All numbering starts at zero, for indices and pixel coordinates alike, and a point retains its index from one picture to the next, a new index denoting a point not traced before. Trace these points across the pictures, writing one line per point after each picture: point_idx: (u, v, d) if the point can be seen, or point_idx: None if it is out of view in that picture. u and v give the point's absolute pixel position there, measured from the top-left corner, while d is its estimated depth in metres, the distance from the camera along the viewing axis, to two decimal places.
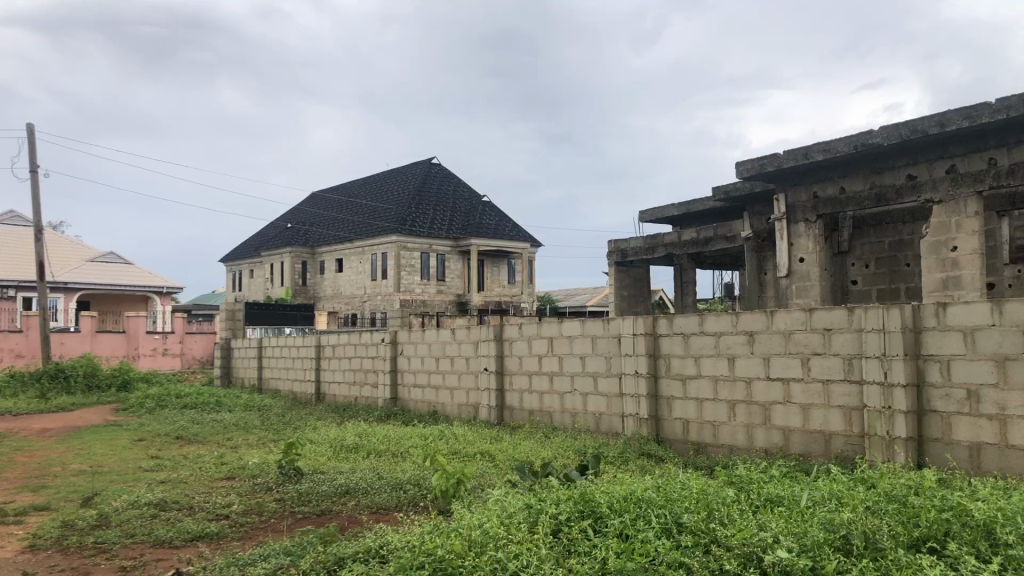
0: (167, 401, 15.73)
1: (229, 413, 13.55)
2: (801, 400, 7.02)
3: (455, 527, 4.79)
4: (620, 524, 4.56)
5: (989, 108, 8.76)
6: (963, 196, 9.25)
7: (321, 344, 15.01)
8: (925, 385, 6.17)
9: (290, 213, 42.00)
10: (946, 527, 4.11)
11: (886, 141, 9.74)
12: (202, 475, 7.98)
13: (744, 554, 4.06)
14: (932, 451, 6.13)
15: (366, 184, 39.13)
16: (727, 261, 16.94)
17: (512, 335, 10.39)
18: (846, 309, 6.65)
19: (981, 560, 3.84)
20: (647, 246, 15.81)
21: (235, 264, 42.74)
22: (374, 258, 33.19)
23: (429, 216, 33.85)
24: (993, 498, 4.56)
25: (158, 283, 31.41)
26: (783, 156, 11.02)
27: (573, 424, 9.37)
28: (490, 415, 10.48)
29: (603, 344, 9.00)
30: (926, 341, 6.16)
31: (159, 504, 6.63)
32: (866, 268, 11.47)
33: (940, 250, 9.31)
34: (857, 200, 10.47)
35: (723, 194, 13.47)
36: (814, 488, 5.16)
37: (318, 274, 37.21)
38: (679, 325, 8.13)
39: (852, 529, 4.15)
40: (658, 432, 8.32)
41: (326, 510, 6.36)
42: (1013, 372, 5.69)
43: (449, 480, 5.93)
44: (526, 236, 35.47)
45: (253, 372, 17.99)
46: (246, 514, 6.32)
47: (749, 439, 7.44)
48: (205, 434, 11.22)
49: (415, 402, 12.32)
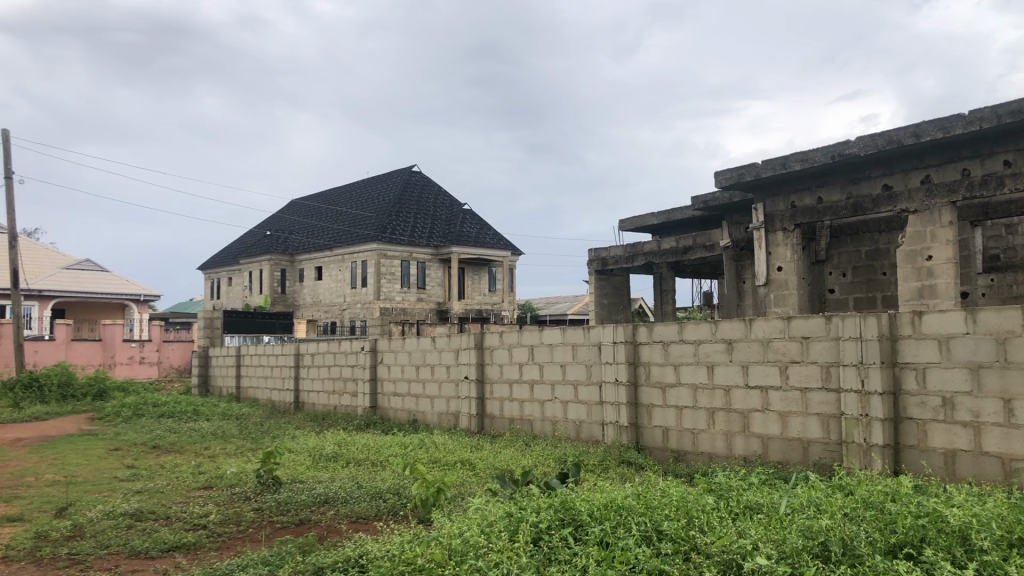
0: (144, 410, 15.56)
1: (206, 422, 13.45)
2: (779, 408, 7.07)
3: (435, 536, 4.78)
4: (600, 532, 4.57)
5: (963, 119, 8.89)
6: (937, 206, 9.41)
7: (300, 352, 14.93)
8: (901, 393, 6.24)
9: (268, 220, 41.76)
10: (921, 533, 4.15)
11: (863, 151, 9.83)
12: (180, 485, 7.90)
13: (724, 561, 4.08)
14: (908, 458, 6.19)
15: (346, 191, 38.98)
16: (707, 270, 17.04)
17: (493, 343, 10.38)
18: (823, 318, 6.72)
19: (957, 566, 3.88)
20: (627, 254, 15.87)
21: (213, 272, 42.45)
22: (354, 266, 33.04)
23: (410, 224, 33.78)
24: (967, 504, 4.61)
25: (135, 292, 31.09)
26: (760, 165, 11.10)
27: (553, 432, 9.37)
28: (471, 424, 10.47)
29: (583, 352, 9.01)
30: (902, 350, 6.24)
31: (136, 515, 6.56)
32: (844, 277, 11.59)
33: (916, 259, 9.47)
34: (834, 210, 10.58)
35: (703, 203, 13.56)
36: (792, 495, 5.18)
37: (297, 282, 37.01)
38: (659, 333, 8.18)
39: (830, 536, 4.18)
40: (637, 440, 8.35)
41: (306, 519, 6.32)
42: (986, 380, 5.77)
43: (429, 489, 5.92)
44: (506, 245, 35.46)
45: (231, 381, 17.85)
46: (223, 524, 6.26)
47: (728, 447, 7.48)
48: (182, 443, 11.11)
49: (395, 411, 12.27)
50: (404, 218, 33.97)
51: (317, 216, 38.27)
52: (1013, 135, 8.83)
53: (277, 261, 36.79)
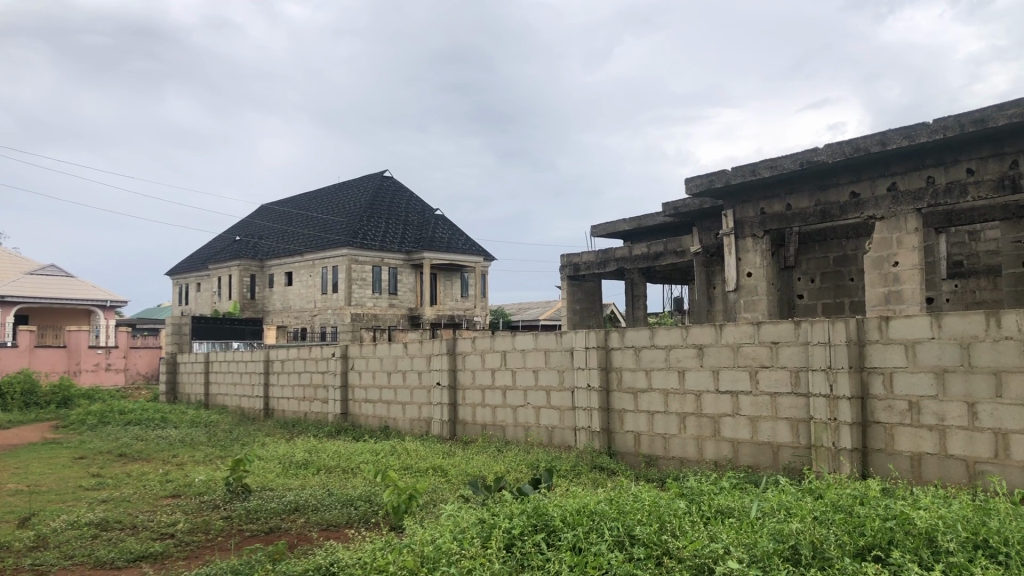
0: (110, 417, 15.29)
1: (174, 430, 13.26)
2: (749, 413, 7.12)
3: (407, 543, 4.76)
4: (573, 537, 4.56)
5: (927, 128, 9.04)
6: (903, 213, 9.58)
7: (269, 358, 14.79)
8: (868, 398, 6.32)
9: (238, 225, 41.39)
10: (889, 535, 4.21)
11: (831, 159, 9.94)
12: (146, 493, 7.77)
13: (696, 565, 4.10)
14: (877, 462, 6.27)
15: (316, 196, 38.72)
16: (678, 275, 17.15)
17: (465, 349, 10.35)
18: (792, 323, 6.78)
19: (924, 567, 3.94)
20: (599, 260, 15.93)
21: (181, 277, 41.95)
22: (325, 272, 32.82)
23: (381, 229, 33.64)
24: (934, 506, 4.69)
25: (101, 297, 30.59)
26: (730, 172, 11.20)
27: (525, 437, 9.37)
28: (443, 430, 10.44)
29: (555, 357, 9.02)
30: (870, 354, 6.32)
31: (101, 524, 6.44)
32: (812, 283, 11.77)
33: (883, 266, 9.64)
34: (802, 216, 10.70)
35: (673, 210, 13.64)
36: (763, 499, 5.23)
37: (266, 288, 36.67)
38: (630, 338, 8.21)
39: (800, 539, 4.21)
40: (609, 445, 8.37)
41: (276, 527, 6.25)
42: (951, 384, 5.86)
43: (401, 496, 5.89)
44: (478, 251, 35.47)
45: (199, 388, 17.61)
46: (191, 532, 6.18)
47: (699, 452, 7.52)
48: (150, 451, 10.94)
49: (366, 417, 12.20)
50: (375, 224, 33.81)
51: (288, 221, 37.98)
52: (976, 143, 9.00)
53: (247, 266, 36.44)
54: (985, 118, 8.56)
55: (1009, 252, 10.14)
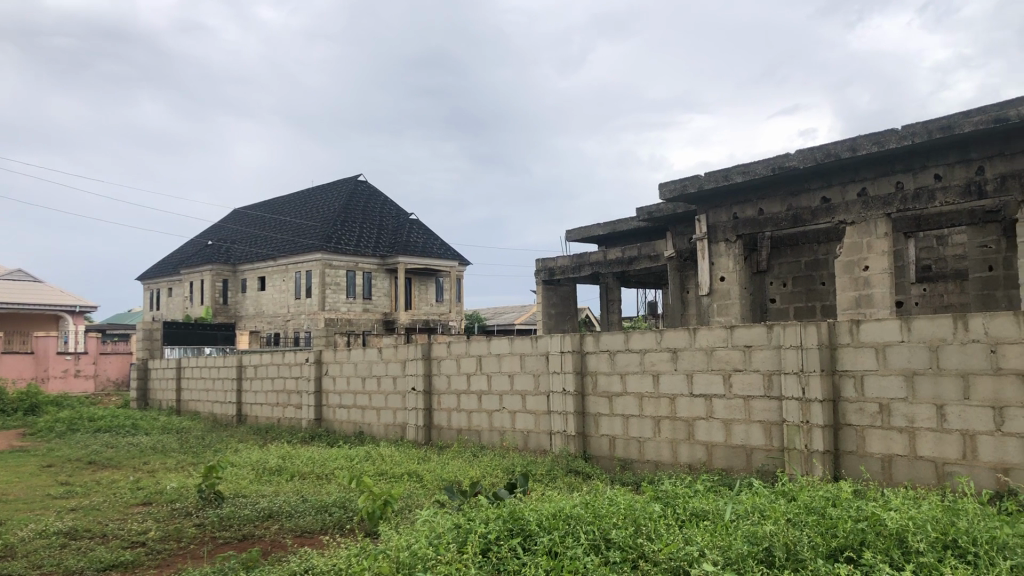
0: (79, 424, 15.06)
1: (145, 436, 13.07)
2: (722, 417, 7.18)
3: (383, 549, 4.75)
4: (549, 542, 4.56)
5: (896, 134, 9.18)
6: (872, 218, 9.73)
7: (242, 364, 14.66)
8: (840, 400, 6.40)
9: (210, 230, 40.98)
10: (860, 537, 4.26)
11: (802, 164, 10.06)
12: (117, 501, 7.66)
13: (671, 569, 4.13)
14: (848, 464, 6.34)
15: (289, 200, 38.45)
16: (652, 280, 17.26)
17: (441, 354, 10.32)
18: (765, 327, 6.85)
19: (895, 567, 4.00)
20: (574, 264, 16.01)
21: (153, 282, 41.48)
22: (299, 277, 32.59)
23: (356, 234, 33.50)
24: (905, 507, 4.75)
25: (70, 303, 30.17)
26: (703, 178, 11.28)
27: (501, 442, 9.37)
28: (418, 435, 10.41)
29: (531, 361, 9.02)
30: (841, 357, 6.40)
31: (70, 533, 6.34)
32: (784, 287, 11.93)
33: (853, 270, 9.77)
34: (774, 221, 10.81)
35: (647, 215, 13.74)
36: (738, 502, 5.28)
37: (238, 293, 36.35)
38: (605, 343, 8.25)
39: (774, 541, 4.25)
40: (584, 449, 8.40)
41: (249, 535, 6.20)
42: (921, 387, 5.94)
43: (376, 502, 5.85)
44: (453, 255, 35.44)
45: (171, 395, 17.41)
46: (163, 540, 6.10)
47: (674, 455, 7.57)
48: (119, 459, 10.80)
49: (340, 423, 12.13)
50: (350, 228, 33.65)
51: (261, 226, 37.68)
52: (944, 149, 9.14)
53: (219, 271, 36.11)
54: (951, 125, 8.72)
55: (975, 257, 10.33)
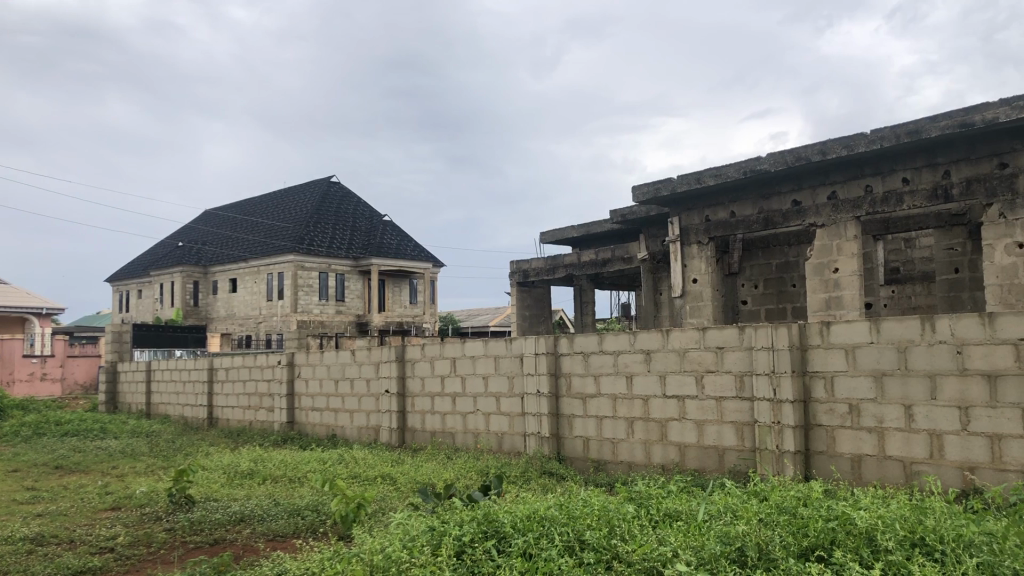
0: (45, 428, 14.81)
1: (114, 440, 12.90)
2: (695, 417, 7.23)
3: (357, 552, 4.73)
4: (523, 543, 4.57)
5: (865, 138, 9.31)
6: (842, 221, 9.85)
7: (213, 367, 14.52)
8: (810, 401, 6.47)
9: (181, 231, 40.54)
10: (831, 536, 4.31)
11: (773, 167, 10.17)
12: (84, 507, 7.54)
13: (645, 569, 4.15)
14: (819, 464, 6.41)
15: (261, 201, 38.15)
16: (625, 282, 17.34)
17: (414, 356, 10.29)
18: (736, 328, 6.91)
19: (864, 565, 4.05)
20: (548, 266, 16.06)
21: (122, 284, 40.94)
22: (270, 278, 32.33)
23: (328, 235, 33.31)
24: (873, 506, 4.81)
25: (36, 305, 29.68)
26: (676, 180, 11.37)
27: (475, 444, 9.36)
28: (391, 438, 10.37)
29: (505, 363, 9.02)
30: (812, 358, 6.47)
31: (36, 539, 6.23)
32: (755, 289, 12.06)
33: (824, 272, 9.92)
34: (746, 224, 10.91)
35: (620, 217, 13.79)
36: (710, 502, 5.32)
37: (209, 295, 35.99)
38: (580, 344, 8.28)
39: (746, 541, 4.29)
40: (558, 450, 8.42)
41: (220, 539, 6.14)
42: (889, 388, 6.03)
43: (349, 505, 5.83)
44: (427, 257, 35.35)
45: (140, 398, 17.19)
46: (132, 546, 6.02)
47: (647, 455, 7.61)
48: (88, 463, 10.64)
49: (313, 426, 12.04)
50: (322, 229, 33.45)
51: (232, 227, 37.33)
52: (911, 153, 9.27)
53: (190, 273, 35.74)
54: (918, 130, 8.85)
55: (942, 258, 10.51)
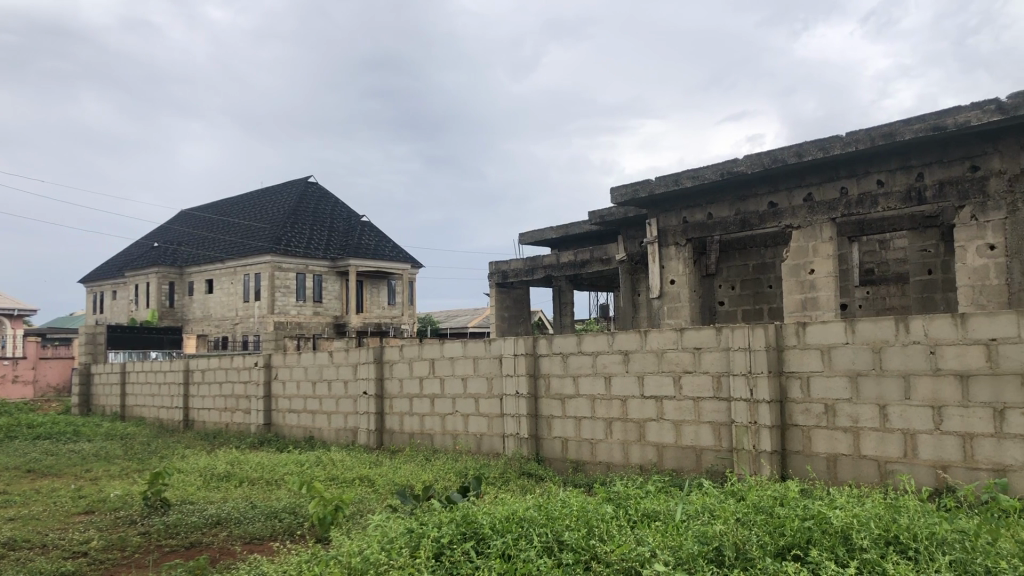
0: (17, 431, 14.60)
1: (87, 443, 12.75)
2: (672, 417, 7.26)
3: (334, 555, 4.72)
4: (502, 544, 4.56)
5: (840, 140, 9.40)
6: (818, 223, 9.95)
7: (189, 368, 14.39)
8: (787, 401, 6.53)
9: (156, 231, 40.16)
10: (808, 535, 4.34)
11: (749, 169, 10.24)
12: (57, 511, 7.45)
13: (623, 569, 4.18)
14: (795, 463, 6.47)
15: (238, 202, 37.87)
16: (603, 283, 17.39)
17: (393, 357, 10.26)
18: (713, 329, 6.95)
19: (840, 564, 4.09)
20: (527, 267, 16.07)
21: (96, 285, 40.48)
22: (247, 279, 32.10)
23: (306, 235, 33.12)
24: (848, 505, 4.86)
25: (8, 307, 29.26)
26: (654, 182, 11.41)
27: (454, 446, 9.35)
28: (369, 439, 10.33)
29: (484, 364, 9.01)
30: (788, 358, 6.53)
31: (7, 544, 6.14)
32: (732, 290, 12.15)
33: (800, 274, 10.01)
34: (723, 225, 10.98)
35: (599, 218, 13.83)
36: (688, 502, 5.35)
37: (185, 296, 35.66)
38: (558, 345, 8.29)
39: (724, 540, 4.32)
40: (537, 451, 8.43)
41: (197, 542, 6.08)
42: (864, 388, 6.09)
43: (327, 507, 5.80)
44: (406, 258, 35.27)
45: (114, 400, 17.01)
46: (106, 550, 5.95)
47: (625, 456, 7.63)
48: (61, 466, 10.50)
49: (290, 428, 11.97)
50: (300, 229, 33.26)
51: (208, 227, 37.03)
52: (886, 155, 9.37)
53: (165, 274, 35.39)
54: (892, 133, 8.96)
55: (916, 259, 10.63)
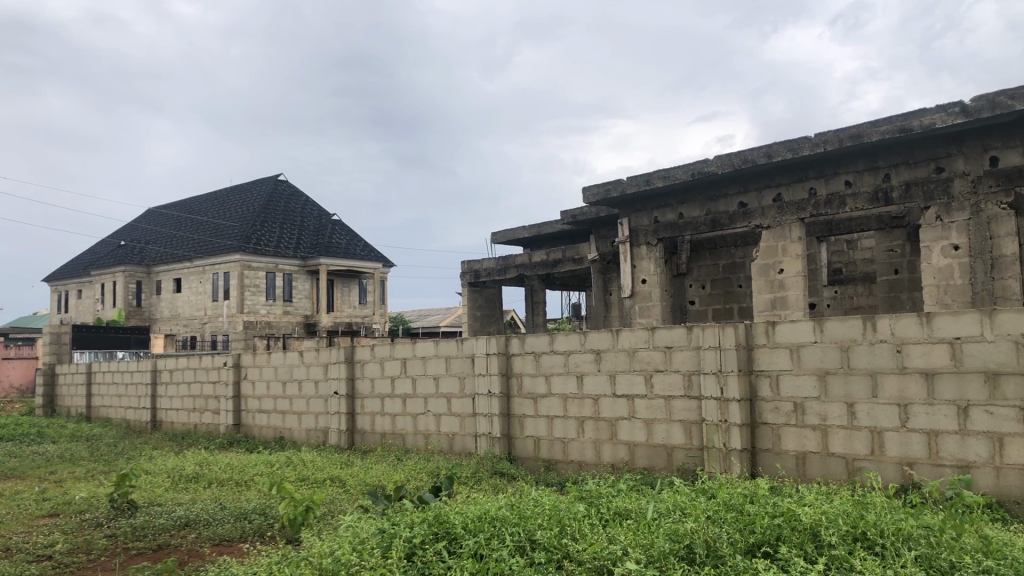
0: None
1: (52, 445, 12.52)
2: (644, 416, 7.30)
3: (304, 556, 4.69)
4: (474, 544, 4.55)
5: (809, 141, 9.50)
6: (787, 223, 10.05)
7: (156, 369, 14.20)
8: (756, 400, 6.59)
9: (123, 229, 39.60)
10: (777, 532, 4.39)
11: (720, 170, 10.31)
12: (20, 513, 7.32)
13: (595, 568, 4.19)
14: (764, 462, 6.53)
15: (207, 200, 37.43)
16: (575, 282, 17.44)
17: (364, 357, 10.20)
18: (685, 328, 6.99)
19: (808, 561, 4.13)
20: (499, 266, 16.06)
21: (61, 284, 39.82)
22: (216, 278, 31.75)
23: (276, 234, 32.84)
24: (816, 502, 4.92)
25: None
26: (626, 182, 11.46)
27: (425, 445, 9.32)
28: (340, 439, 10.26)
29: (456, 364, 8.99)
30: (758, 358, 6.59)
31: None
32: (703, 289, 12.25)
33: (769, 273, 10.11)
34: (694, 225, 11.05)
35: (571, 217, 13.85)
36: (659, 500, 5.37)
37: (152, 295, 35.20)
38: (531, 344, 8.29)
39: (695, 538, 4.35)
40: (509, 450, 8.43)
41: (165, 544, 6.00)
42: (832, 386, 6.16)
43: (297, 508, 5.75)
44: (377, 257, 35.09)
45: (80, 401, 16.74)
46: (71, 553, 5.85)
47: (597, 454, 7.66)
48: (24, 468, 10.31)
49: (260, 428, 11.85)
50: (270, 228, 32.96)
51: (176, 226, 36.56)
52: (854, 156, 9.48)
53: (132, 273, 34.90)
54: (860, 134, 9.08)
55: (882, 259, 10.78)
